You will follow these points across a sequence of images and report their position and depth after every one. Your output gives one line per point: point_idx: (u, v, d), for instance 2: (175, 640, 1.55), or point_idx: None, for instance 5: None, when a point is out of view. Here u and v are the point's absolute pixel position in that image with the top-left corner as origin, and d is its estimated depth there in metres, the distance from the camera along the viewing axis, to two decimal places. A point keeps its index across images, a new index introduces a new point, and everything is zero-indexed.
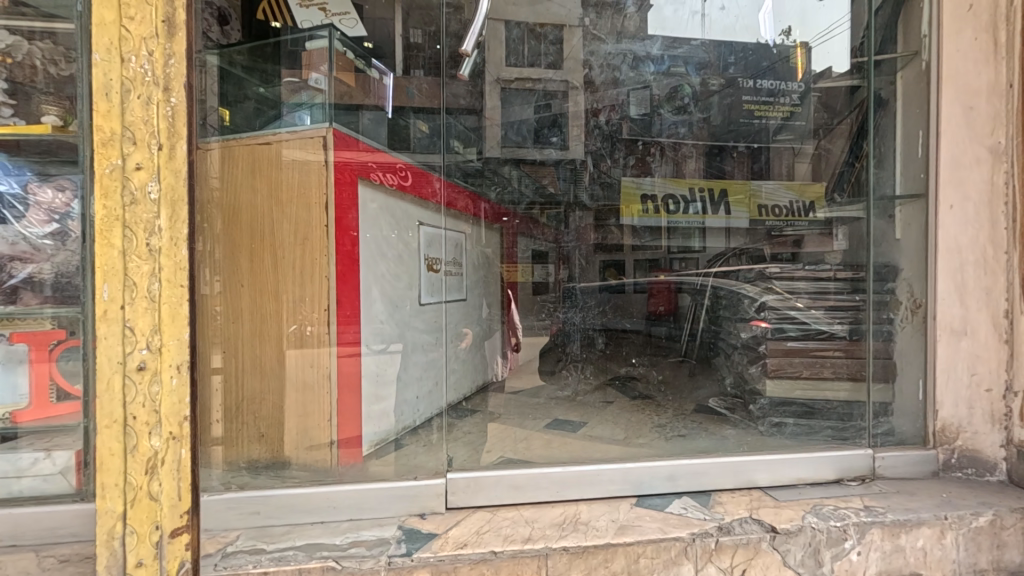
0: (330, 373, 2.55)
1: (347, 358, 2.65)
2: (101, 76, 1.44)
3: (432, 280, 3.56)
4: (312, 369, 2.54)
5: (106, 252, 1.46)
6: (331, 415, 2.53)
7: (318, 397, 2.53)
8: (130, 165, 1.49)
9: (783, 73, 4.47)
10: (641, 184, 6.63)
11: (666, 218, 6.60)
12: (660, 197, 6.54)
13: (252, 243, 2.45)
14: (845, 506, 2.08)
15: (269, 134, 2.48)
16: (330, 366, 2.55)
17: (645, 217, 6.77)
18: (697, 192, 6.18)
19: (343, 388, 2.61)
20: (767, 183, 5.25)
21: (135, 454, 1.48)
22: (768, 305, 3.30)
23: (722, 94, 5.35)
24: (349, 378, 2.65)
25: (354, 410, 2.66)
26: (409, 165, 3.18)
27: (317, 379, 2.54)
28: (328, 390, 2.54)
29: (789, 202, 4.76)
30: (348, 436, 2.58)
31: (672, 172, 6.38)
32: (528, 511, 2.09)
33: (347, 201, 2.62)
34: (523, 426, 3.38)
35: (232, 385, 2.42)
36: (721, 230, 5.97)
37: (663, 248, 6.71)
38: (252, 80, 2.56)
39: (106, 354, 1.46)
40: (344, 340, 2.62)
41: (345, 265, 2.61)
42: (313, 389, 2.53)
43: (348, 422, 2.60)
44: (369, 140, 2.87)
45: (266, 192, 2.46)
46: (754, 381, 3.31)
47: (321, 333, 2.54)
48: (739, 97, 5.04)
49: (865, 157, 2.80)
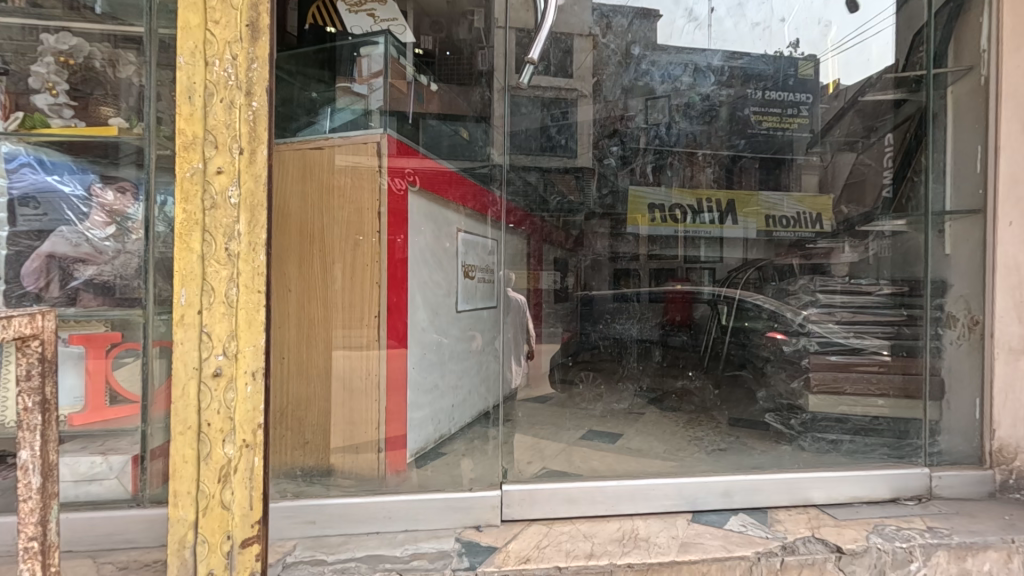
0: (379, 377, 2.53)
1: (394, 363, 2.62)
2: (185, 80, 1.45)
3: (468, 287, 3.52)
4: (359, 373, 2.52)
5: (186, 256, 1.46)
6: (379, 420, 2.53)
7: (367, 402, 2.52)
8: (211, 168, 1.48)
9: (798, 89, 5.81)
10: (654, 194, 7.29)
11: (682, 227, 7.23)
12: (671, 207, 7.32)
13: (303, 248, 2.47)
14: (908, 526, 2.04)
15: (321, 139, 2.51)
16: (378, 371, 2.53)
17: (654, 226, 7.31)
18: (708, 203, 7.29)
19: (391, 393, 2.59)
20: (771, 194, 6.64)
21: (209, 461, 1.46)
22: (808, 320, 3.29)
23: (731, 110, 6.42)
24: (396, 384, 2.62)
25: (400, 414, 2.64)
26: (418, 169, 2.82)
27: (365, 382, 2.53)
28: (376, 394, 2.53)
29: (799, 214, 6.10)
30: (393, 442, 2.56)
31: (685, 183, 7.27)
32: (585, 525, 2.06)
33: (398, 205, 2.61)
34: (559, 436, 3.37)
35: (279, 389, 2.43)
36: (738, 240, 6.87)
37: (679, 255, 7.03)
38: (303, 86, 2.54)
39: (183, 358, 1.45)
40: (392, 344, 2.58)
41: (394, 271, 2.59)
42: (360, 392, 2.52)
43: (394, 425, 2.59)
44: (399, 136, 2.70)
45: (316, 196, 2.48)
46: (795, 396, 3.27)
47: (368, 336, 2.52)
48: (748, 108, 6.38)
49: (921, 171, 2.70)
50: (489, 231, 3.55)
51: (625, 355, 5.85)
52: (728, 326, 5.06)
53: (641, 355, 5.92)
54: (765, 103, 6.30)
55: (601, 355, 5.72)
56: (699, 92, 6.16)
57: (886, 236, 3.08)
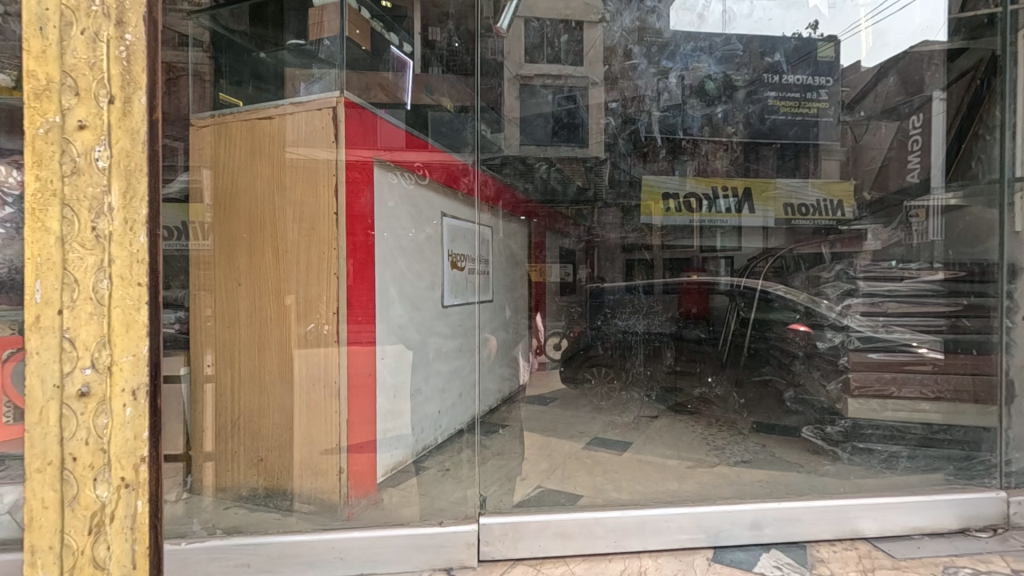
0: (338, 377, 2.09)
1: (359, 361, 2.19)
2: (32, 6, 1.06)
3: (457, 279, 3.15)
4: (315, 376, 2.11)
5: (39, 238, 1.07)
6: (340, 425, 2.08)
7: (324, 407, 2.09)
8: (73, 123, 1.10)
9: (818, 73, 5.64)
10: (665, 182, 6.83)
11: (699, 217, 6.78)
12: (685, 195, 6.81)
13: (253, 237, 2.15)
14: (987, 570, 1.62)
15: (271, 106, 2.14)
16: (337, 369, 2.10)
17: (668, 215, 6.81)
18: (723, 190, 6.76)
19: (355, 396, 2.15)
20: (789, 181, 6.58)
21: (76, 507, 1.09)
22: (852, 309, 2.80)
23: (749, 88, 6.01)
24: (361, 385, 2.19)
25: (369, 419, 2.22)
26: (426, 163, 2.67)
27: (322, 385, 2.10)
28: (336, 397, 2.08)
29: (818, 201, 6.46)
30: (357, 453, 2.14)
31: (696, 171, 6.83)
32: (581, 568, 1.68)
33: (362, 177, 2.19)
34: (559, 445, 3.01)
35: (228, 400, 2.17)
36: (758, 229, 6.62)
37: (696, 245, 6.64)
38: (252, 47, 2.35)
39: (38, 373, 1.06)
40: (355, 349, 2.17)
41: (357, 262, 2.17)
42: (315, 397, 2.10)
43: (360, 432, 2.16)
44: (368, 104, 2.25)
45: (268, 176, 2.14)
46: (830, 400, 2.80)
47: (326, 340, 2.11)
48: (765, 92, 6.02)
49: (994, 129, 2.22)
50: (473, 215, 3.30)
51: (634, 354, 5.03)
52: (752, 316, 4.30)
53: (651, 354, 5.07)
54: (782, 89, 6.03)
55: (607, 353, 4.97)
56: (709, 73, 6.03)
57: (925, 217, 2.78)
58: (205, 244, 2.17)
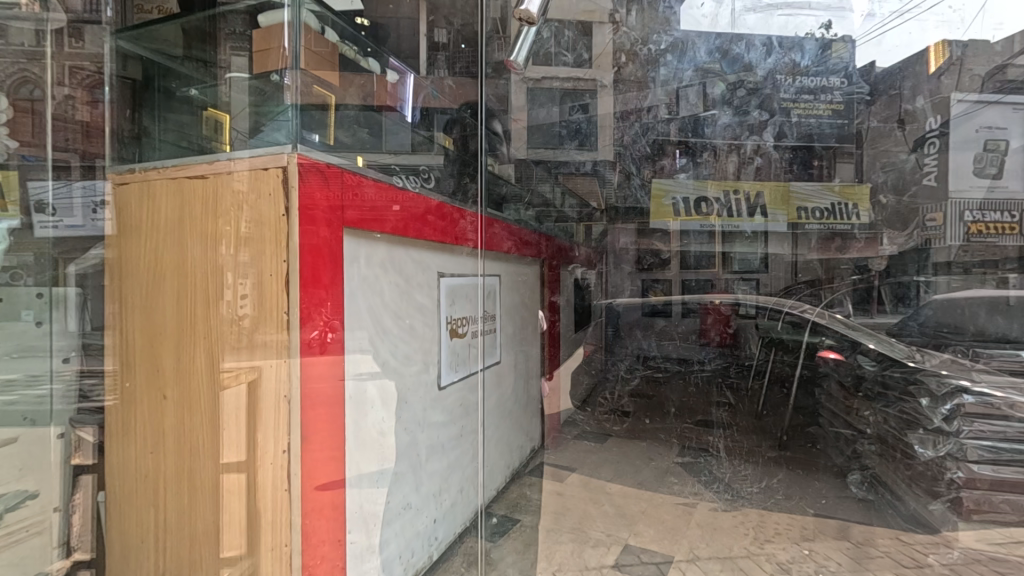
0: (289, 446, 1.54)
1: (318, 374, 1.65)
2: None
3: (457, 349, 2.62)
4: (259, 457, 1.56)
5: None
6: (291, 527, 1.53)
7: (270, 502, 1.53)
8: None
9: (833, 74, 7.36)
10: (677, 187, 7.59)
11: (719, 223, 7.62)
12: (695, 199, 7.61)
13: (180, 334, 1.60)
14: None
15: (204, 162, 1.58)
16: (289, 437, 1.54)
17: (683, 222, 7.66)
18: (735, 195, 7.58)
19: (314, 431, 1.63)
20: (804, 185, 7.68)
21: None
22: (963, 409, 2.77)
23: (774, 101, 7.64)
24: (324, 444, 1.66)
25: (336, 447, 1.71)
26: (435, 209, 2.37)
27: (269, 467, 1.54)
28: (286, 423, 1.54)
29: (829, 205, 7.58)
30: (318, 496, 1.63)
31: (708, 176, 7.64)
32: None
33: (321, 277, 1.64)
34: (585, 555, 2.57)
35: (152, 546, 1.64)
36: (778, 234, 7.58)
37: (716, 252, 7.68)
38: (188, 78, 1.84)
39: None
40: (311, 490, 1.59)
41: (314, 375, 1.63)
42: (260, 497, 1.55)
43: (323, 467, 1.65)
44: (334, 161, 1.73)
45: (198, 255, 1.57)
46: (931, 517, 2.85)
47: (273, 483, 1.53)
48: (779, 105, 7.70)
49: None
50: (469, 265, 2.74)
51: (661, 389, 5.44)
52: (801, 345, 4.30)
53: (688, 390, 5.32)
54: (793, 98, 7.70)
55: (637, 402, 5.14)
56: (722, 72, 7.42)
57: (1007, 229, 5.27)
58: (122, 341, 1.65)
